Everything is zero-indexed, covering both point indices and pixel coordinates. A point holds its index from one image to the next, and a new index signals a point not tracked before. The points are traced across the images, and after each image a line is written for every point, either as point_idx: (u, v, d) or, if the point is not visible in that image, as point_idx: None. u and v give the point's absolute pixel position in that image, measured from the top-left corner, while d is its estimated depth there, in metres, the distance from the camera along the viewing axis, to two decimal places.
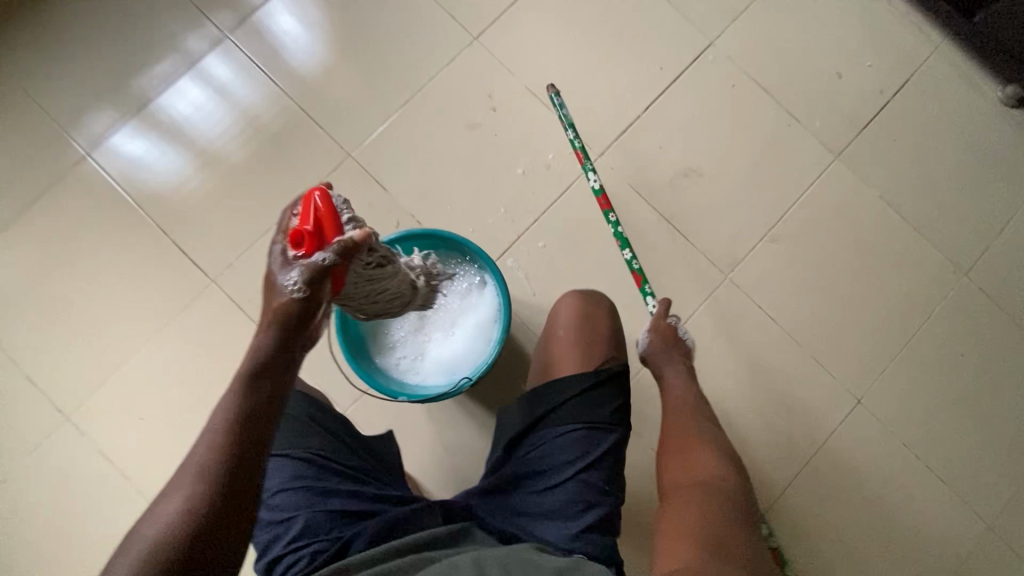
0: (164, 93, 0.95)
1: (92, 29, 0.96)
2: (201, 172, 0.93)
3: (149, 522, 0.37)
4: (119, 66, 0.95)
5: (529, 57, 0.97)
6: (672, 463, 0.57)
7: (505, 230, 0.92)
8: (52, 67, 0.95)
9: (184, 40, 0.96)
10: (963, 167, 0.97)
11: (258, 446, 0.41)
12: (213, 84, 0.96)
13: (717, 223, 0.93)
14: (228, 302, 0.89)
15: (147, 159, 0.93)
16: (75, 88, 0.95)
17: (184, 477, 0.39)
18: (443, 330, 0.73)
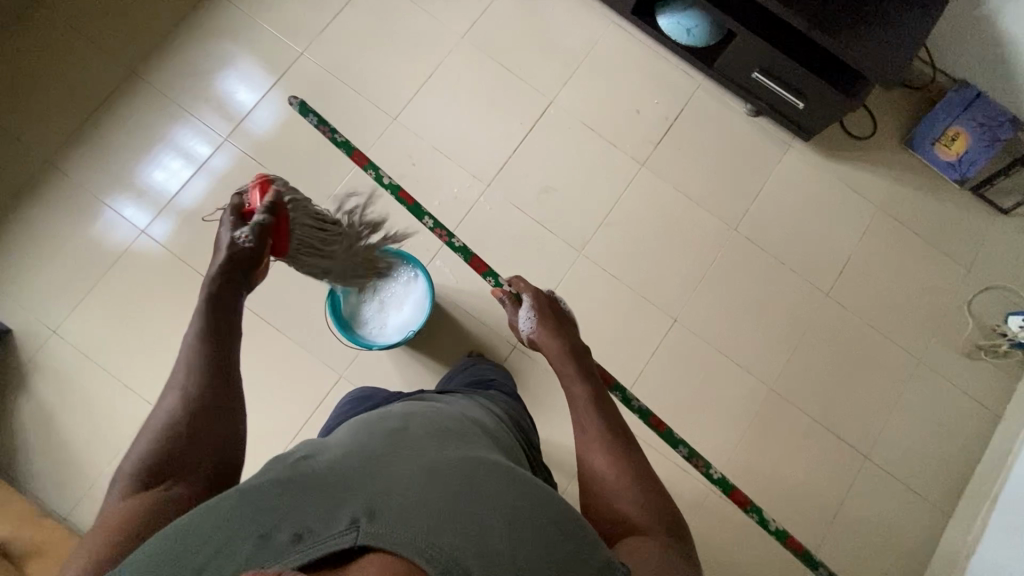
0: (158, 173, 1.40)
1: (105, 139, 1.41)
2: (193, 220, 1.37)
3: (162, 404, 0.71)
4: (125, 160, 1.40)
5: (433, 127, 1.45)
6: (576, 414, 0.86)
7: (432, 242, 1.39)
8: (82, 168, 1.39)
9: (167, 136, 1.42)
10: (727, 159, 1.49)
11: (214, 358, 0.75)
12: (191, 162, 1.41)
13: (570, 219, 1.43)
14: (253, 316, 1.32)
15: (151, 218, 1.37)
16: (97, 178, 1.39)
17: (177, 379, 0.73)
18: (396, 307, 1.19)
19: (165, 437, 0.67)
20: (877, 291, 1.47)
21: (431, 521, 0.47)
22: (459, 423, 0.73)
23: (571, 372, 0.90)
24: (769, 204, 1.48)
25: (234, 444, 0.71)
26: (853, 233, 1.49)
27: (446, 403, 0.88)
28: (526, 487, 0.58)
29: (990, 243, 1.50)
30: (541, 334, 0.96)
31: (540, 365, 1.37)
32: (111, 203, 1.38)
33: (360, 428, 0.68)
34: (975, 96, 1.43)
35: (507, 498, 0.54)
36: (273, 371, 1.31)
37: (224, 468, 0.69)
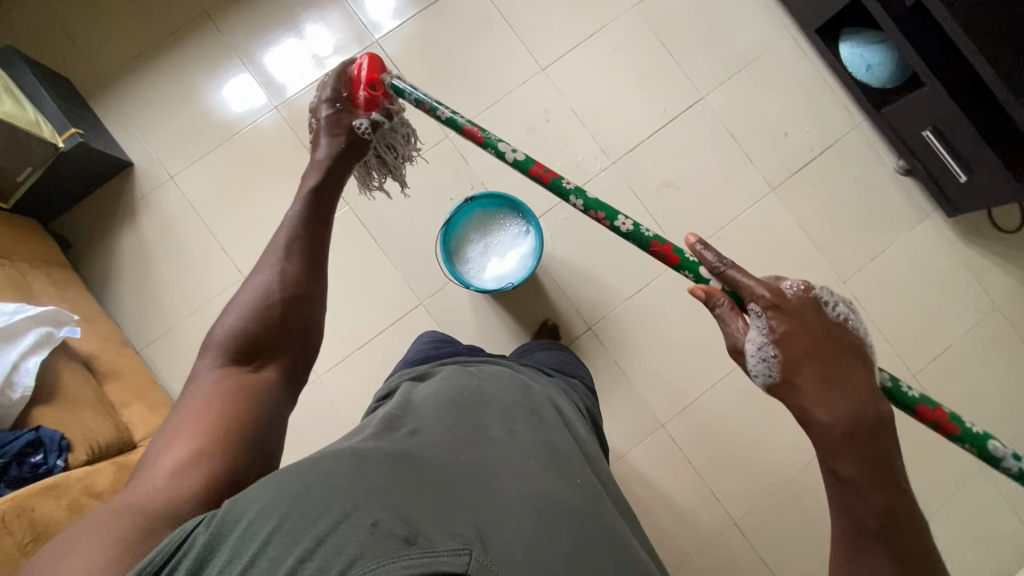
0: (283, 58, 1.39)
1: (250, 8, 1.40)
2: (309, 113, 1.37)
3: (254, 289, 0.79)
4: (262, 34, 1.39)
5: (577, 89, 1.40)
6: (846, 529, 0.60)
7: (542, 203, 1.37)
8: (225, 31, 1.39)
9: (301, 22, 1.40)
10: (858, 210, 1.42)
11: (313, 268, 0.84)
12: (318, 55, 1.39)
13: (682, 221, 1.39)
14: (355, 220, 1.34)
15: (263, 101, 1.37)
16: (235, 45, 1.39)
17: (272, 273, 0.81)
18: (500, 256, 1.18)
19: (256, 326, 0.76)
20: (965, 389, 1.41)
21: (524, 574, 0.50)
22: (551, 437, 0.76)
23: (855, 482, 0.59)
24: (886, 269, 1.42)
25: (313, 340, 0.81)
26: (962, 325, 1.42)
27: (525, 382, 0.91)
28: (604, 550, 0.61)
29: None
30: (812, 393, 0.63)
31: (608, 353, 1.36)
32: (234, 75, 1.38)
33: (465, 420, 0.71)
34: None
35: (586, 566, 0.57)
36: (359, 278, 1.33)
37: (297, 357, 0.79)
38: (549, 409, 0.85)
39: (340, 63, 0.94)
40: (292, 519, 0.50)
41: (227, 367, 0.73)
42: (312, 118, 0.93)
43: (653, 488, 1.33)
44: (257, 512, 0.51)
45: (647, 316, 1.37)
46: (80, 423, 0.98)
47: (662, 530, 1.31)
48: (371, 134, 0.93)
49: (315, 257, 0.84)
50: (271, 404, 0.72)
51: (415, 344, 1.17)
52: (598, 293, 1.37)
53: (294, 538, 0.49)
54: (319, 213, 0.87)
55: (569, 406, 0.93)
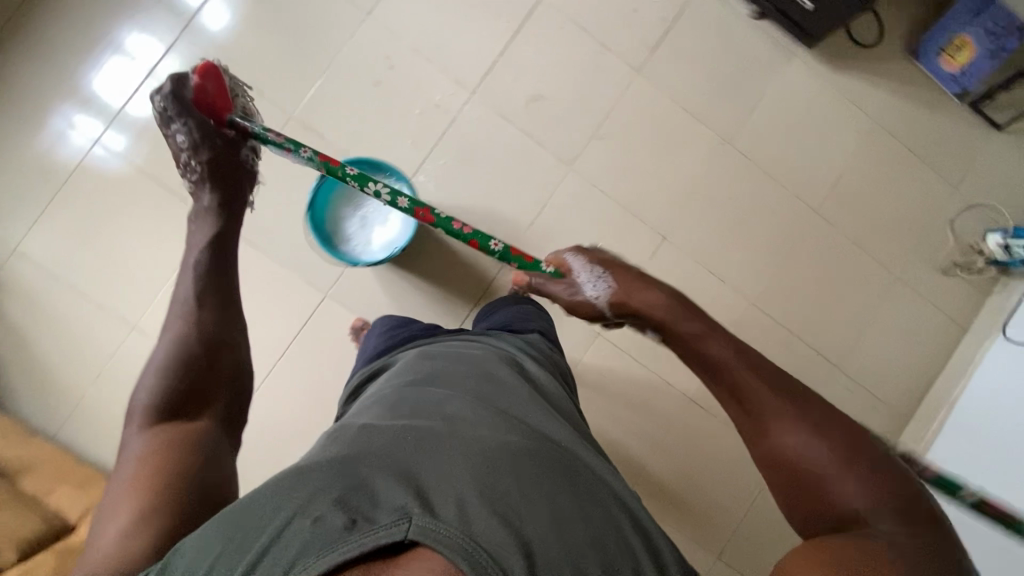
0: (110, 79, 1.25)
1: (37, 42, 1.26)
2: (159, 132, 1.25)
3: (161, 340, 0.77)
4: (60, 66, 1.25)
5: (413, 25, 1.30)
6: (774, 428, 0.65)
7: (415, 156, 1.31)
8: (18, 76, 1.25)
9: (121, 36, 1.26)
10: (726, 68, 1.40)
11: (227, 301, 0.82)
12: (153, 65, 1.26)
13: (560, 131, 1.36)
14: (230, 233, 1.25)
15: (107, 133, 1.25)
16: (36, 86, 1.25)
17: (181, 321, 0.78)
18: (382, 223, 1.13)
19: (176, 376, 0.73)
20: (867, 210, 1.47)
21: (466, 521, 0.49)
22: (502, 388, 0.75)
23: (792, 398, 0.67)
24: (768, 117, 1.42)
25: (245, 375, 0.79)
26: (849, 150, 1.46)
27: (475, 344, 0.91)
28: (561, 481, 0.60)
29: (981, 162, 1.50)
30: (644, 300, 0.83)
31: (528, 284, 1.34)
32: (64, 116, 1.25)
33: (412, 397, 0.70)
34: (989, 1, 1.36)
35: (540, 497, 0.56)
36: (253, 292, 1.26)
37: (235, 397, 0.77)
38: (502, 361, 0.84)
39: (167, 79, 0.83)
40: (235, 541, 0.49)
41: (162, 425, 0.70)
42: (180, 165, 0.88)
43: (608, 394, 1.36)
44: (199, 552, 0.51)
45: (553, 235, 1.36)
46: (5, 527, 0.96)
47: (628, 428, 1.36)
48: (252, 167, 0.93)
49: (221, 292, 0.82)
50: (212, 450, 0.69)
51: (372, 329, 1.13)
52: (501, 228, 1.34)
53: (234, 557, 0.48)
54: (215, 255, 0.84)
55: (529, 359, 0.92)
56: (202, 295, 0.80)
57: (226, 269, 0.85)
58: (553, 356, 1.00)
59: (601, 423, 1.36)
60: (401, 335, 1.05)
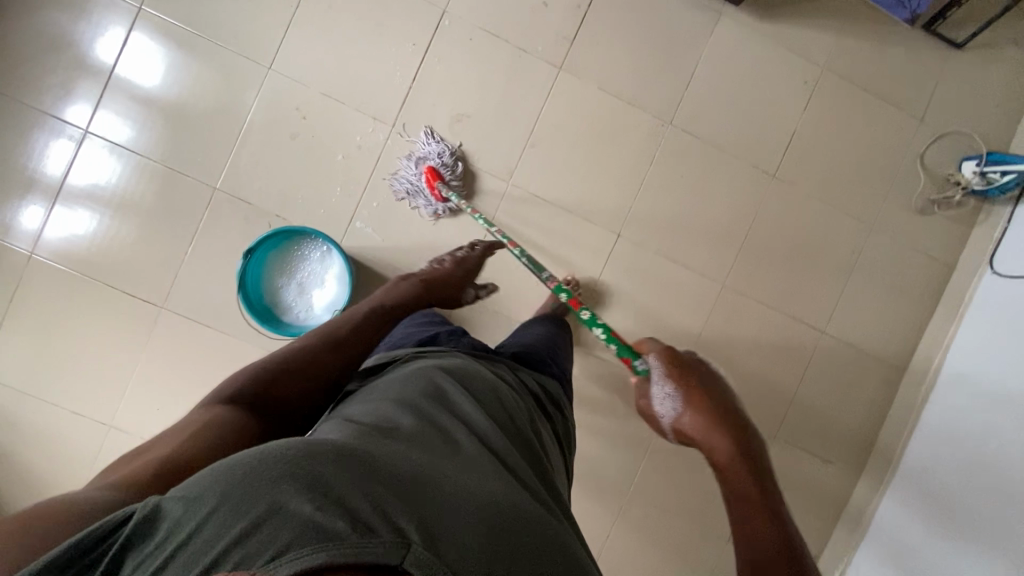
0: (50, 170, 1.23)
1: None
2: (107, 217, 1.24)
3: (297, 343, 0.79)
4: None
5: (316, 69, 1.25)
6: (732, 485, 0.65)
7: (347, 203, 1.27)
8: None
9: (52, 124, 1.23)
10: (652, 44, 1.33)
11: (351, 347, 0.82)
12: (95, 148, 1.23)
13: (490, 147, 1.31)
14: (178, 316, 1.24)
15: (58, 225, 1.23)
16: None
17: (306, 341, 0.80)
18: (319, 286, 1.11)
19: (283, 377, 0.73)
20: (829, 162, 1.39)
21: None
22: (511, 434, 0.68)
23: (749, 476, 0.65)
24: (705, 87, 1.35)
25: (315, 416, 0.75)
26: (802, 104, 1.37)
27: (497, 373, 0.84)
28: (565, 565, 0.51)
29: (946, 87, 1.40)
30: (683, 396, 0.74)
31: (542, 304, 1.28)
32: (7, 217, 1.23)
33: (441, 422, 0.63)
34: None
35: None
36: (214, 371, 1.25)
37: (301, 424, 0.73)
38: (519, 406, 0.76)
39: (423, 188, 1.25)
40: (233, 496, 0.42)
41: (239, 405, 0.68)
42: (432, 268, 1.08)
43: (586, 402, 1.34)
44: (191, 500, 0.44)
45: (504, 255, 1.32)
46: None
47: (611, 433, 1.35)
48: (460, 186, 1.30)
49: (357, 342, 0.83)
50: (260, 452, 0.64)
51: (414, 319, 1.12)
52: (448, 257, 1.31)
53: (224, 522, 0.41)
54: (364, 320, 0.88)
55: (536, 409, 0.83)
56: (344, 339, 0.82)
57: (372, 327, 0.88)
58: (557, 415, 0.90)
59: (584, 431, 1.35)
60: (428, 336, 1.00)
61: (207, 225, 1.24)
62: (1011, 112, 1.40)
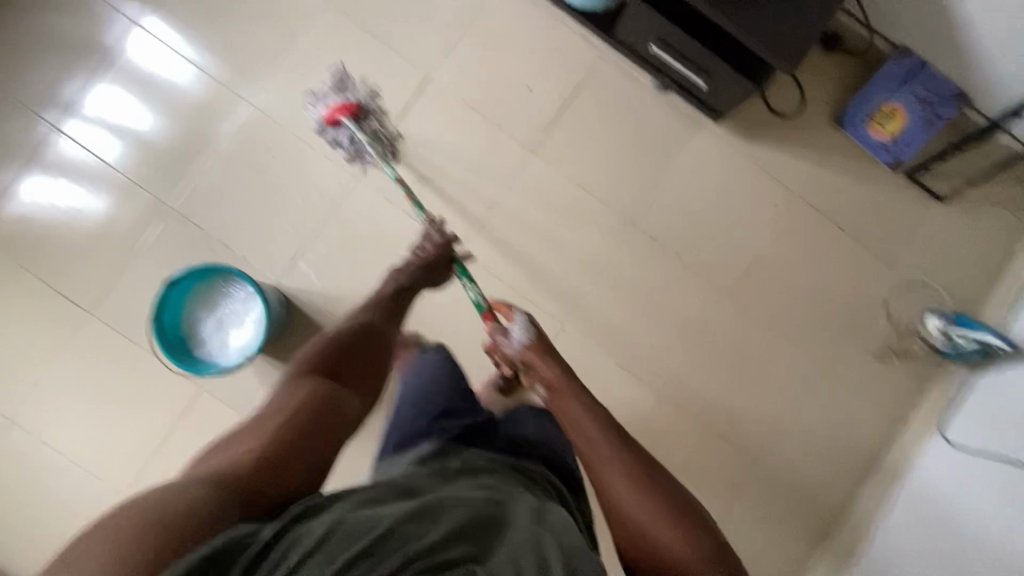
0: (19, 160, 1.26)
1: None
2: (61, 215, 1.25)
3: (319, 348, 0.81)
4: None
5: (291, 110, 1.28)
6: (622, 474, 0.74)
7: (295, 244, 1.27)
8: None
9: (32, 118, 1.26)
10: (627, 144, 1.34)
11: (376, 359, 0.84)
12: (67, 147, 1.26)
13: (448, 214, 1.30)
14: (104, 324, 1.23)
15: (12, 214, 1.25)
16: None
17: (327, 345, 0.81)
18: (238, 325, 1.09)
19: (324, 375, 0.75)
20: (787, 291, 1.37)
21: None
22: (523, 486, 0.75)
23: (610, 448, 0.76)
24: (673, 195, 1.35)
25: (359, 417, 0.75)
26: (768, 228, 1.37)
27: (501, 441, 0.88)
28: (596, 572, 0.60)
29: (920, 236, 1.38)
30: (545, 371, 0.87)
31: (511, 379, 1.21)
32: None
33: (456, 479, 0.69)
34: (917, 68, 1.27)
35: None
36: (128, 388, 1.24)
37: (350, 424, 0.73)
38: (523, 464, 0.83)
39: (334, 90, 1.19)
40: (327, 542, 0.48)
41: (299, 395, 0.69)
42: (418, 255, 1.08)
43: None
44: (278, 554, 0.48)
45: (441, 323, 1.29)
46: None
47: None
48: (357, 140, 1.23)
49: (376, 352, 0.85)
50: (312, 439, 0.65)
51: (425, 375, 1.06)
52: (385, 315, 1.28)
53: (338, 548, 0.48)
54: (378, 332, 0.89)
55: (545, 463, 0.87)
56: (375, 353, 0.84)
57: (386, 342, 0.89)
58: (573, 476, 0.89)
59: None
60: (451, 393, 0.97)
61: (155, 241, 1.25)
62: (986, 274, 1.37)
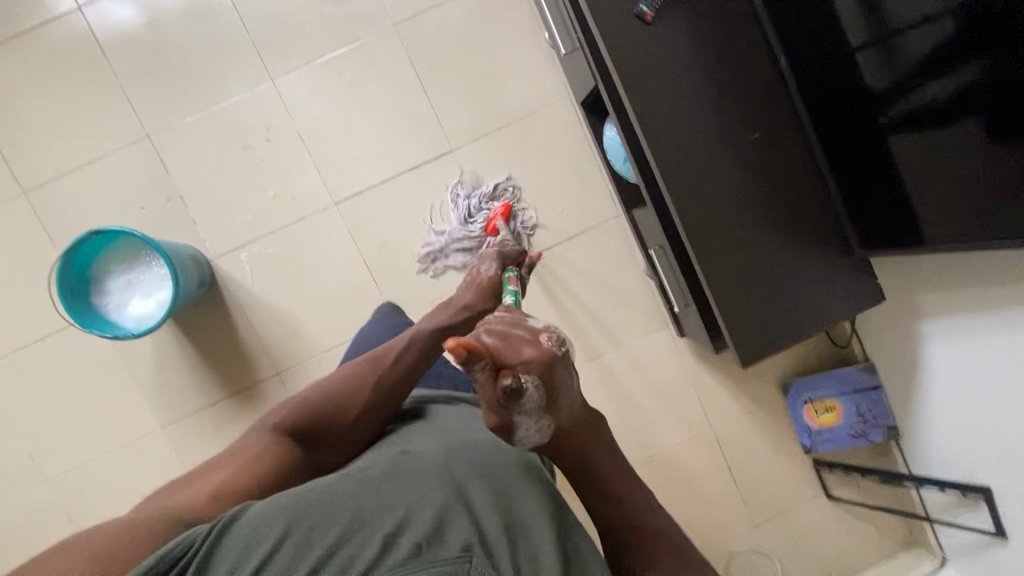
0: (22, 10, 1.19)
1: None
2: (42, 86, 1.21)
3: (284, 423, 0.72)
4: None
5: (310, 112, 1.24)
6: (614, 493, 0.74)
7: (246, 232, 1.24)
8: None
9: None
10: (594, 306, 1.34)
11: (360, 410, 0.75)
12: (75, 25, 1.20)
13: (399, 280, 1.27)
14: (31, 211, 1.21)
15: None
16: None
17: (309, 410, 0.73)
18: (143, 295, 1.09)
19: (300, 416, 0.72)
20: (657, 501, 1.41)
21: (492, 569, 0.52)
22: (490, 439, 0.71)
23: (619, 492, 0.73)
24: (608, 370, 1.37)
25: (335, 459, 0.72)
26: (673, 442, 1.40)
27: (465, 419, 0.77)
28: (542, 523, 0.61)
29: (793, 516, 1.44)
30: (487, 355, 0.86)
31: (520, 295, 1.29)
32: None
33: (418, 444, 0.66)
34: (869, 386, 1.29)
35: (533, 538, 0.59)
36: (23, 278, 1.22)
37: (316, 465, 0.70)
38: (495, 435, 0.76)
39: None
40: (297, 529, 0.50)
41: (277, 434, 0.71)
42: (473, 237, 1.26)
43: None
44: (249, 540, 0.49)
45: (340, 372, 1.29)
46: None
47: None
48: None
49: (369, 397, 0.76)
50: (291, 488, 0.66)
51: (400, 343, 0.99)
52: (292, 338, 1.26)
53: (300, 543, 0.49)
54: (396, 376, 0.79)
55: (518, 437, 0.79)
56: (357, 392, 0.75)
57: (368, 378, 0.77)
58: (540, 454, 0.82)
59: None
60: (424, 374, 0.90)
61: (117, 159, 1.22)
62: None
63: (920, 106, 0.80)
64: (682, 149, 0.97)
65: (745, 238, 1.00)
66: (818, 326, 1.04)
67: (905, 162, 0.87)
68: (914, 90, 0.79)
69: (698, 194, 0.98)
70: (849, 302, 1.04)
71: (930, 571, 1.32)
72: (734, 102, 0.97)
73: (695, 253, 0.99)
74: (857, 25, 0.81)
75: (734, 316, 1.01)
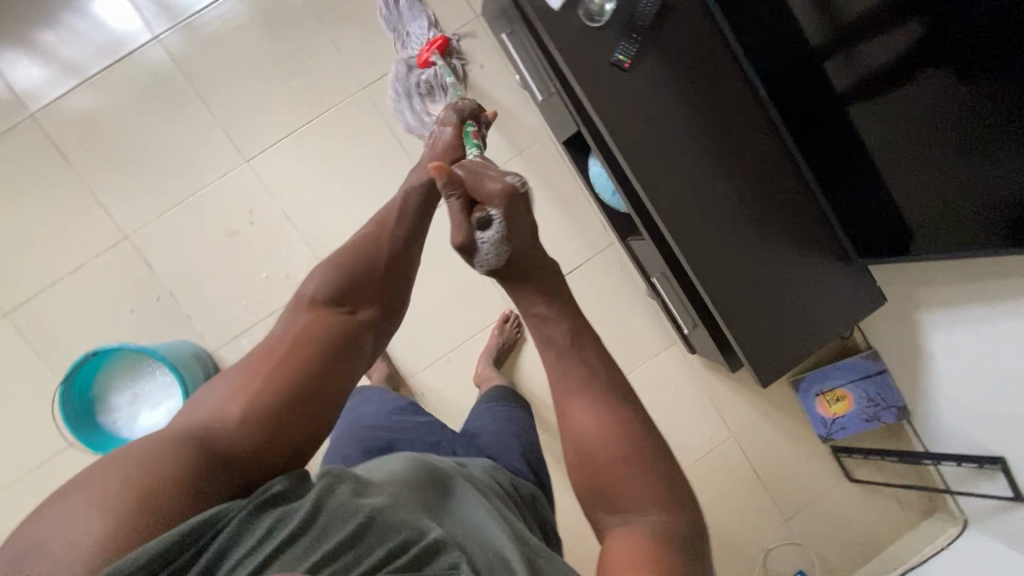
0: None
1: None
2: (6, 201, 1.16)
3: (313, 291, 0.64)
4: None
5: (289, 187, 1.21)
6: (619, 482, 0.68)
7: (244, 318, 1.22)
8: None
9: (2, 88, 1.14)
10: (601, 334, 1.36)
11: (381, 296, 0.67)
12: (31, 135, 1.15)
13: None
14: (15, 334, 1.16)
15: None
16: None
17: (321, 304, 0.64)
18: (151, 406, 1.06)
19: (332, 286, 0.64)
20: None
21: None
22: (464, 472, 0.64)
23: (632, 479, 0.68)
24: None
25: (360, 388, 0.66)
26: (695, 452, 1.43)
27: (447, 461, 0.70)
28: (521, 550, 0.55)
29: (820, 504, 1.48)
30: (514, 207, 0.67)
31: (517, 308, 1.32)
32: None
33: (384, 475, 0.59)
34: (877, 372, 1.33)
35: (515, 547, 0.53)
36: (19, 402, 1.17)
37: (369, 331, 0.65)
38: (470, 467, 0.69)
39: None
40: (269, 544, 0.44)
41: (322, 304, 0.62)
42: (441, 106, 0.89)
43: None
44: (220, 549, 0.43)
45: None
46: None
47: None
48: None
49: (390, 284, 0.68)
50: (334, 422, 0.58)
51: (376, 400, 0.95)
52: None
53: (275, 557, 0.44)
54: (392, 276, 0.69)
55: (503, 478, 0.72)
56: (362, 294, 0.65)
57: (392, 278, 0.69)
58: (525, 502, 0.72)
59: None
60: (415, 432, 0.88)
61: (98, 265, 1.18)
62: (858, 554, 1.49)
63: (872, 70, 0.84)
64: (675, 181, 0.97)
65: (744, 259, 1.01)
66: (826, 333, 1.07)
67: (865, 130, 0.90)
68: (864, 62, 0.84)
69: (696, 223, 0.99)
70: (850, 304, 1.07)
71: (957, 533, 1.37)
72: (716, 129, 0.98)
73: (699, 280, 1.00)
74: (804, 10, 0.86)
75: (748, 336, 1.02)
